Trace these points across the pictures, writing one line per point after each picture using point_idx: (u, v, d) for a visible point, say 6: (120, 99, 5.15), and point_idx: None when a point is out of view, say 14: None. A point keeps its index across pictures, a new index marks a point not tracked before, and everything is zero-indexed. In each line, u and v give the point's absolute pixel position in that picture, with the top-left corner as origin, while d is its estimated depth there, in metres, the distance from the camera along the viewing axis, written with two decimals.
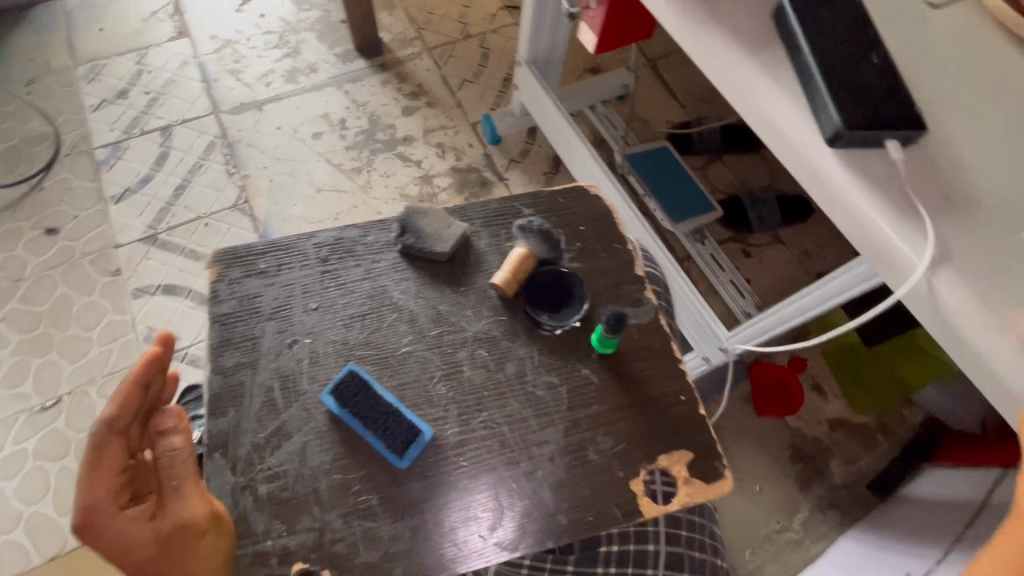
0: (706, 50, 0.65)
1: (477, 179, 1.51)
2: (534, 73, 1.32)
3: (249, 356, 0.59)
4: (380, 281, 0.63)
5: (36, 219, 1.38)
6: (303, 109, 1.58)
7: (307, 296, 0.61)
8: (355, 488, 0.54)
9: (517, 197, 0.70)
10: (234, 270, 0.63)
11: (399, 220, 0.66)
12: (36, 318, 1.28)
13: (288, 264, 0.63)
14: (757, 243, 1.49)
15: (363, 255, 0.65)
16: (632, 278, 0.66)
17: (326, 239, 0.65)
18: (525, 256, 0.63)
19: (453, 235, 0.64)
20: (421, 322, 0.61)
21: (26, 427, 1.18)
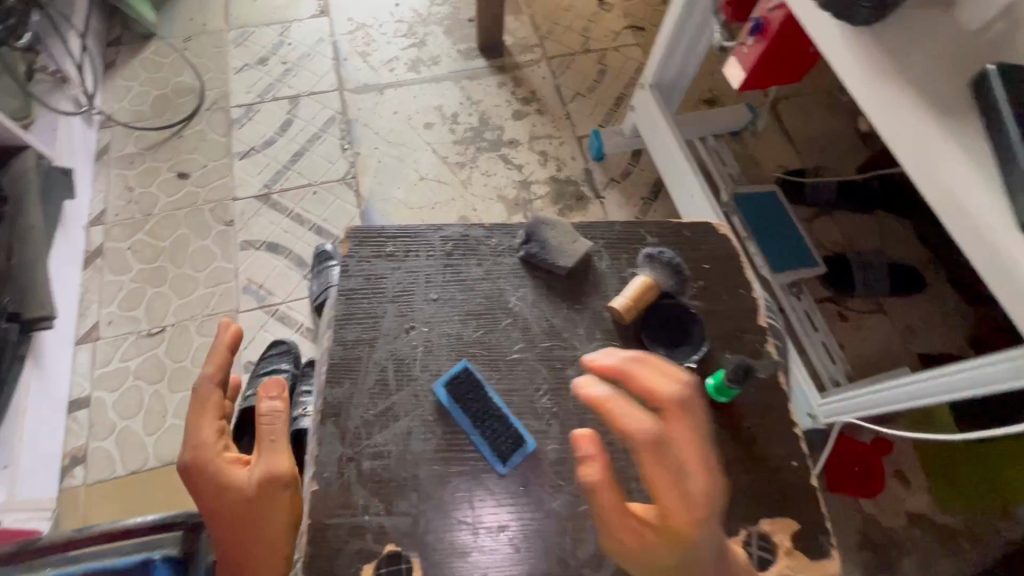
0: (897, 115, 0.67)
1: (575, 192, 1.51)
2: (656, 98, 1.30)
3: (373, 333, 0.71)
4: (496, 285, 0.75)
5: (172, 163, 1.51)
6: (420, 98, 1.64)
7: (429, 287, 0.73)
8: (451, 479, 0.64)
9: (643, 226, 0.80)
10: (364, 249, 0.75)
11: (527, 229, 0.76)
12: (157, 252, 1.40)
13: (415, 254, 0.75)
14: (858, 309, 1.39)
15: (484, 256, 0.76)
16: (753, 326, 0.75)
17: (452, 235, 0.77)
18: (648, 285, 0.72)
19: (575, 253, 0.75)
20: (532, 332, 0.72)
21: (132, 348, 1.30)
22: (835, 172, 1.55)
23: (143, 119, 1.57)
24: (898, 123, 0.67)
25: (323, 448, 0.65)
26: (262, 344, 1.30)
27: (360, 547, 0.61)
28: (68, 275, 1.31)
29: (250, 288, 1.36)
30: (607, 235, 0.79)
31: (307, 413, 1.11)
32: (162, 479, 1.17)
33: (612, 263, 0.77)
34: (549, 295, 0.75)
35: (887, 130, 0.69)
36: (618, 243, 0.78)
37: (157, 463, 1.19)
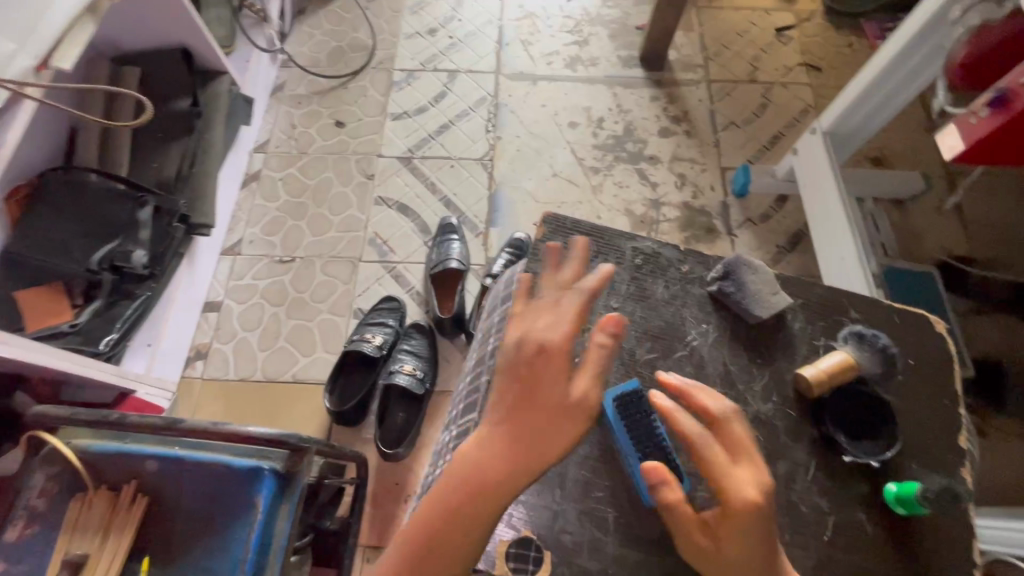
0: None
1: (706, 224, 1.45)
2: (826, 145, 1.21)
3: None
4: (678, 312, 0.74)
5: (333, 110, 1.63)
6: (571, 96, 1.64)
7: (611, 294, 0.74)
8: (595, 496, 0.65)
9: (853, 298, 0.77)
10: (557, 237, 0.77)
11: (726, 267, 0.74)
12: (303, 188, 1.52)
13: (605, 257, 0.76)
14: (1002, 427, 1.23)
15: (672, 279, 0.76)
16: (943, 435, 0.70)
17: (645, 248, 0.77)
18: (847, 364, 0.67)
19: (774, 305, 0.72)
20: (709, 375, 0.71)
21: (265, 270, 1.42)
22: (1011, 271, 1.37)
23: (317, 65, 1.70)
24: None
25: (483, 419, 0.67)
26: (374, 296, 1.38)
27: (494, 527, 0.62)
28: (228, 192, 1.46)
29: (375, 242, 1.44)
30: (809, 296, 0.76)
31: (402, 370, 1.19)
32: (264, 393, 1.28)
33: (805, 325, 0.74)
34: (729, 341, 0.73)
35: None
36: (817, 306, 0.75)
37: (263, 378, 1.30)
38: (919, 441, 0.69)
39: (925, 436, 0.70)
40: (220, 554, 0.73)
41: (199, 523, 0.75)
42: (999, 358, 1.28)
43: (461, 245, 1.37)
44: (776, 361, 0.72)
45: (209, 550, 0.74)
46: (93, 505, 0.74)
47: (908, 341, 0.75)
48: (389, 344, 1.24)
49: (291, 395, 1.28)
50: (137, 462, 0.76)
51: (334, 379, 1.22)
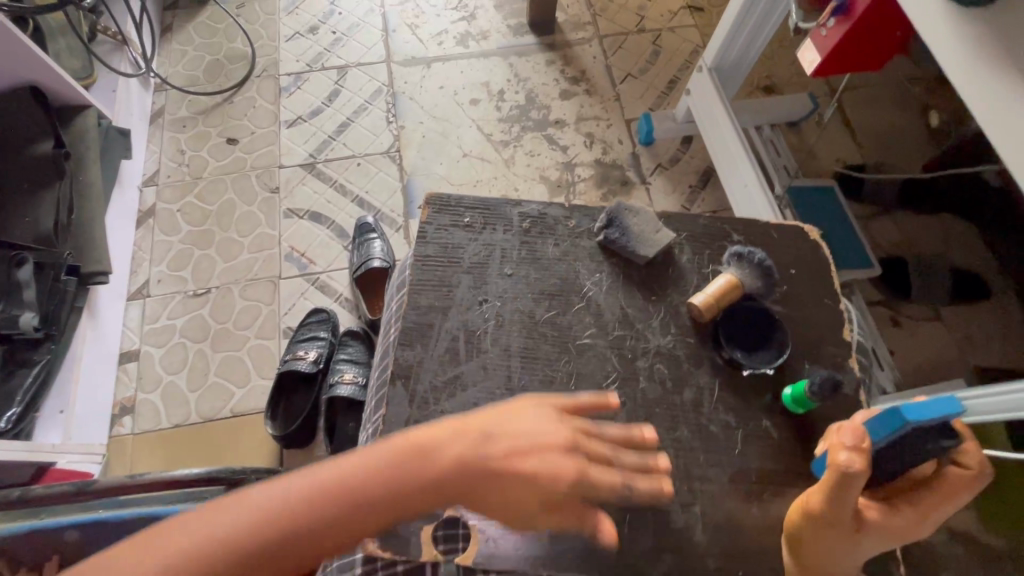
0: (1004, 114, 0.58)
1: (619, 177, 1.48)
2: (714, 80, 1.25)
3: (447, 299, 0.71)
4: (571, 267, 0.75)
5: (221, 128, 1.54)
6: (467, 74, 1.62)
7: (504, 262, 0.74)
8: None
9: (730, 221, 0.80)
10: (443, 216, 0.76)
11: (608, 214, 0.76)
12: (205, 215, 1.44)
13: (492, 227, 0.76)
14: (912, 315, 1.33)
15: (560, 235, 0.76)
16: (833, 336, 0.73)
17: (530, 212, 0.78)
18: (732, 284, 0.71)
19: (657, 243, 0.75)
20: (608, 320, 0.72)
21: (179, 306, 1.34)
22: (900, 170, 1.46)
23: (195, 83, 1.59)
24: (995, 116, 0.59)
25: (391, 409, 0.66)
26: (301, 311, 1.33)
27: None
28: (123, 232, 1.36)
29: (292, 257, 1.38)
30: (692, 228, 0.79)
31: (344, 380, 1.14)
32: (200, 434, 1.22)
33: (692, 257, 0.77)
34: (623, 283, 0.74)
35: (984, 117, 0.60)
36: (701, 235, 0.78)
37: (199, 419, 1.23)
38: (815, 338, 0.73)
39: (820, 333, 0.73)
40: None
41: None
42: (898, 253, 1.38)
43: (380, 242, 1.33)
44: (672, 293, 0.74)
45: None
46: None
47: (789, 253, 0.78)
48: (325, 357, 1.20)
49: (232, 429, 1.22)
50: (54, 533, 0.70)
51: (272, 405, 1.17)
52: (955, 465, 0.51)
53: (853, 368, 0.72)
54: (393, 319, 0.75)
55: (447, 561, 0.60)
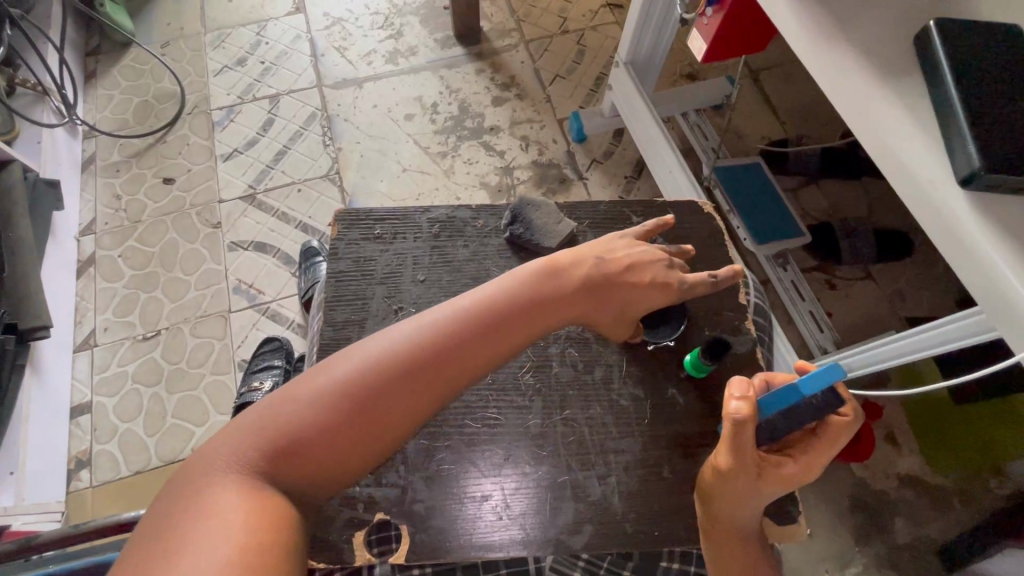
0: (832, 73, 0.62)
1: (557, 175, 1.52)
2: (631, 74, 1.30)
3: (371, 311, 0.74)
4: (482, 266, 0.77)
5: (157, 168, 1.53)
6: (399, 90, 1.64)
7: (416, 269, 0.76)
8: (439, 456, 0.67)
9: (628, 205, 0.84)
10: (353, 231, 0.78)
11: (513, 210, 0.80)
12: (148, 257, 1.42)
13: (403, 235, 0.78)
14: (846, 276, 1.40)
15: (470, 237, 0.79)
16: (731, 305, 0.78)
17: (440, 217, 0.80)
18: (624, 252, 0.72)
19: (559, 234, 0.79)
20: None
21: (129, 352, 1.32)
22: (820, 140, 1.54)
23: (126, 127, 1.58)
24: (822, 62, 0.63)
25: None
26: (255, 342, 1.33)
27: (351, 516, 0.64)
28: (63, 284, 1.34)
29: (240, 289, 1.38)
30: (593, 216, 0.83)
31: None
32: (161, 477, 1.20)
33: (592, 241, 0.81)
34: None
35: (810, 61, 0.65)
36: (602, 222, 0.83)
37: (159, 463, 1.22)
38: (713, 307, 0.78)
39: (719, 301, 0.78)
40: None
41: None
42: (827, 219, 1.45)
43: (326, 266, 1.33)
44: None
45: None
46: None
47: (685, 230, 0.84)
48: (279, 385, 1.19)
49: None
50: None
51: None
52: (840, 416, 0.55)
53: (749, 331, 0.77)
54: (313, 335, 0.77)
55: (380, 561, 0.62)
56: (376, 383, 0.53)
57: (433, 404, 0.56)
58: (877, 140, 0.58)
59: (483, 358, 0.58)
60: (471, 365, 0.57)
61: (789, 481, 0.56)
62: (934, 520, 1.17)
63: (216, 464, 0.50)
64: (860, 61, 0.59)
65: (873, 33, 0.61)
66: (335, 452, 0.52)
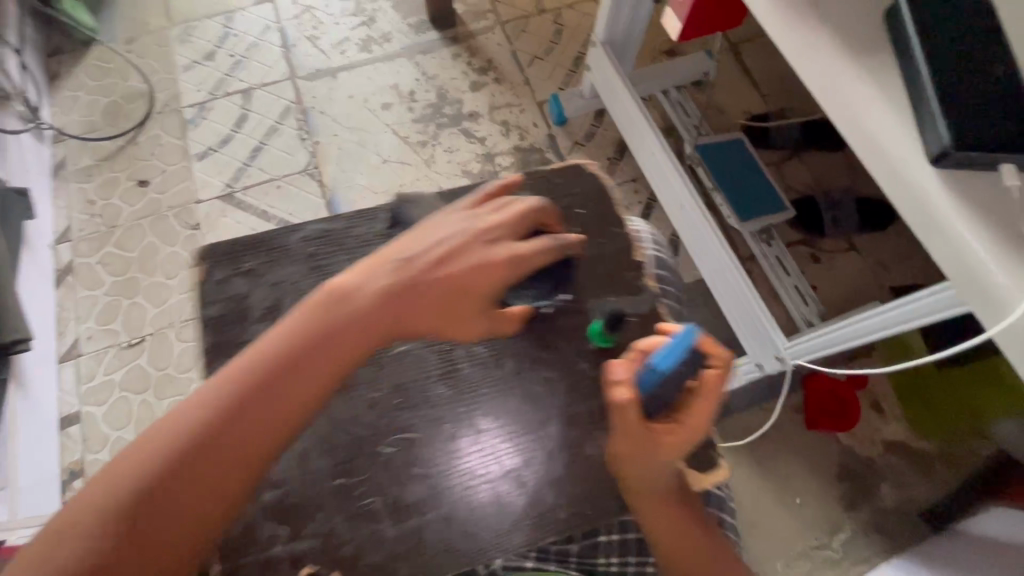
0: (803, 46, 0.60)
1: (539, 160, 1.50)
2: (608, 54, 1.28)
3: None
4: None
5: (130, 171, 1.49)
6: (374, 79, 1.60)
7: (292, 298, 0.75)
8: (356, 493, 0.66)
9: (514, 182, 0.83)
10: (222, 269, 0.77)
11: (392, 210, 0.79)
12: (127, 263, 1.40)
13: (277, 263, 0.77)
14: (830, 249, 1.41)
15: (350, 248, 0.78)
16: (628, 263, 0.80)
17: (311, 234, 0.79)
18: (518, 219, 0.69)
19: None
20: None
21: (115, 360, 1.31)
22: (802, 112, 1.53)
23: (95, 129, 1.54)
24: (792, 34, 0.61)
25: None
26: None
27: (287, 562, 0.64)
28: (42, 294, 1.32)
29: None
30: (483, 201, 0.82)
31: None
32: None
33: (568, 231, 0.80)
34: None
35: (789, 51, 0.62)
36: None
37: None
38: (609, 270, 0.79)
39: (615, 261, 0.80)
40: None
41: None
42: (810, 193, 1.45)
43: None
44: None
45: None
46: None
47: (569, 194, 0.84)
48: None
49: None
50: None
51: None
52: (710, 367, 0.61)
53: (649, 286, 0.79)
54: None
55: None
56: (214, 413, 0.53)
57: (289, 422, 0.55)
58: (863, 133, 0.55)
59: (328, 367, 0.57)
60: (313, 378, 0.56)
61: (680, 439, 0.60)
62: (919, 484, 1.20)
63: (68, 546, 0.49)
64: (832, 41, 0.58)
65: (842, 7, 0.60)
66: (189, 492, 0.52)
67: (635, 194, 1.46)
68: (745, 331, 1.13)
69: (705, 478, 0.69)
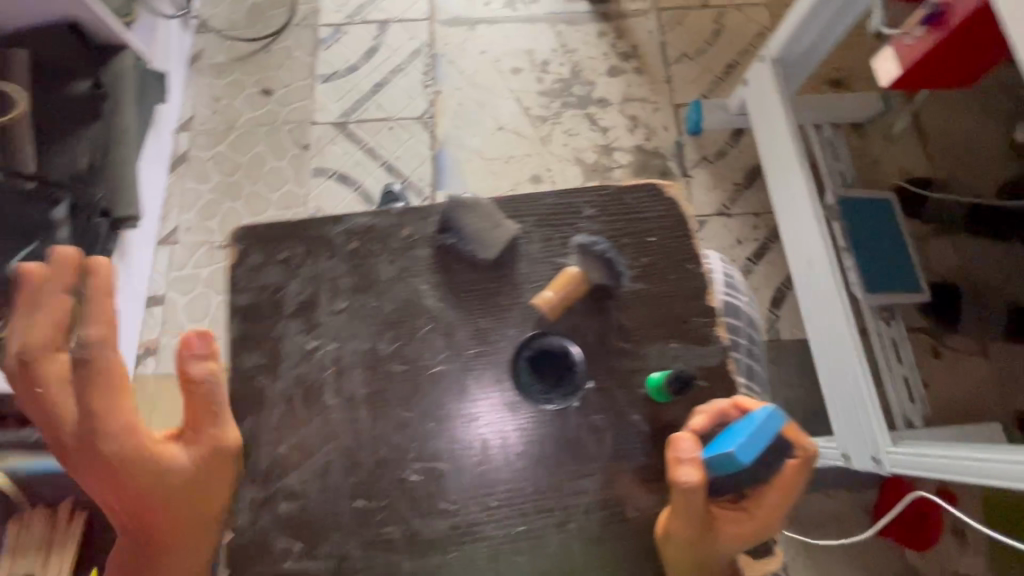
0: None
1: (659, 166, 1.40)
2: (776, 73, 1.14)
3: (514, 295, 0.68)
4: (405, 286, 0.68)
5: (257, 77, 1.51)
6: (511, 40, 1.53)
7: (334, 295, 0.68)
8: None
9: (579, 195, 0.71)
10: (252, 253, 0.70)
11: (445, 214, 0.70)
12: (235, 166, 1.43)
13: (315, 255, 0.69)
14: (956, 347, 1.25)
15: (394, 249, 0.69)
16: (701, 310, 0.68)
17: (356, 227, 0.70)
18: (575, 278, 0.66)
19: (497, 240, 0.68)
20: (456, 343, 0.66)
21: (206, 256, 1.36)
22: (970, 188, 1.34)
23: (235, 27, 1.56)
24: None
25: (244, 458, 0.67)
26: None
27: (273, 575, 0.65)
28: (156, 175, 1.37)
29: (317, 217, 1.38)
30: (534, 210, 0.71)
31: None
32: None
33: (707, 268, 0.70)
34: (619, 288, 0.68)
35: None
36: (543, 220, 0.70)
37: None
38: (676, 313, 0.68)
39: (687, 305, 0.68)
40: None
41: None
42: (953, 280, 1.28)
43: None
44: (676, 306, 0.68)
45: None
46: (34, 523, 0.81)
47: (642, 220, 0.71)
48: None
49: None
50: None
51: None
52: (787, 459, 0.56)
53: (719, 338, 0.67)
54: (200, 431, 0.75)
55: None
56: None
57: None
58: None
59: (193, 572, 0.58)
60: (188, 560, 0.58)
61: (728, 535, 0.55)
62: None
63: None
64: None
65: None
66: None
67: (752, 229, 1.34)
68: (840, 417, 1.01)
69: (757, 564, 0.63)
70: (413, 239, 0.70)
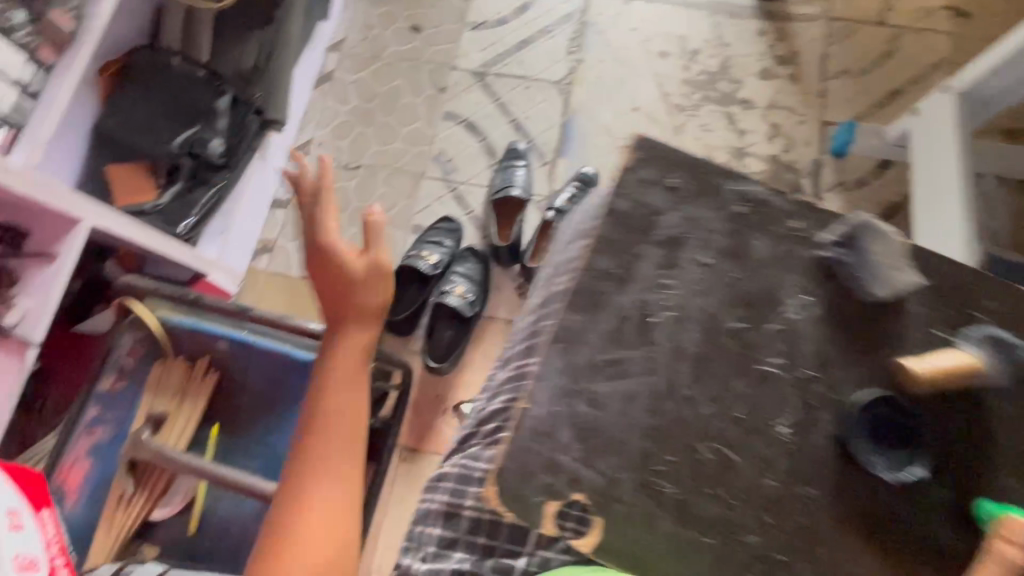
0: None
1: (791, 182, 1.34)
2: (959, 109, 1.06)
3: (882, 344, 0.63)
4: (778, 275, 0.65)
5: (411, 12, 1.54)
6: (666, 21, 1.48)
7: (704, 248, 0.65)
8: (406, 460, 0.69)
9: (997, 286, 0.65)
10: (648, 167, 0.66)
11: (852, 225, 0.64)
12: (374, 94, 1.48)
13: (705, 201, 0.66)
14: None
15: (779, 232, 0.66)
16: None
17: (755, 195, 0.66)
18: (973, 368, 0.60)
19: (897, 283, 0.63)
20: (798, 357, 0.63)
21: (331, 173, 1.42)
22: None
23: None
24: None
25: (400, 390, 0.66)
26: (434, 214, 1.37)
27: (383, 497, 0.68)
28: (302, 88, 1.44)
29: (440, 159, 1.41)
30: (942, 279, 0.65)
31: (453, 291, 1.21)
32: None
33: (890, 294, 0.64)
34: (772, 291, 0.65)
35: None
36: (944, 288, 0.65)
37: None
38: None
39: None
40: (285, 430, 0.80)
41: (264, 402, 0.82)
42: None
43: (573, 190, 1.29)
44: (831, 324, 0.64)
45: (270, 430, 0.81)
46: (170, 371, 0.82)
47: None
48: (444, 264, 1.26)
49: None
50: (211, 339, 0.82)
51: None
52: None
53: None
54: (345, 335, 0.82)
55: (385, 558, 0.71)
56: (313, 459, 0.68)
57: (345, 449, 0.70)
58: None
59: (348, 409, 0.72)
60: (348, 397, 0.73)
61: None
62: None
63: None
64: None
65: None
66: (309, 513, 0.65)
67: None
68: None
69: None
70: (804, 234, 0.66)
